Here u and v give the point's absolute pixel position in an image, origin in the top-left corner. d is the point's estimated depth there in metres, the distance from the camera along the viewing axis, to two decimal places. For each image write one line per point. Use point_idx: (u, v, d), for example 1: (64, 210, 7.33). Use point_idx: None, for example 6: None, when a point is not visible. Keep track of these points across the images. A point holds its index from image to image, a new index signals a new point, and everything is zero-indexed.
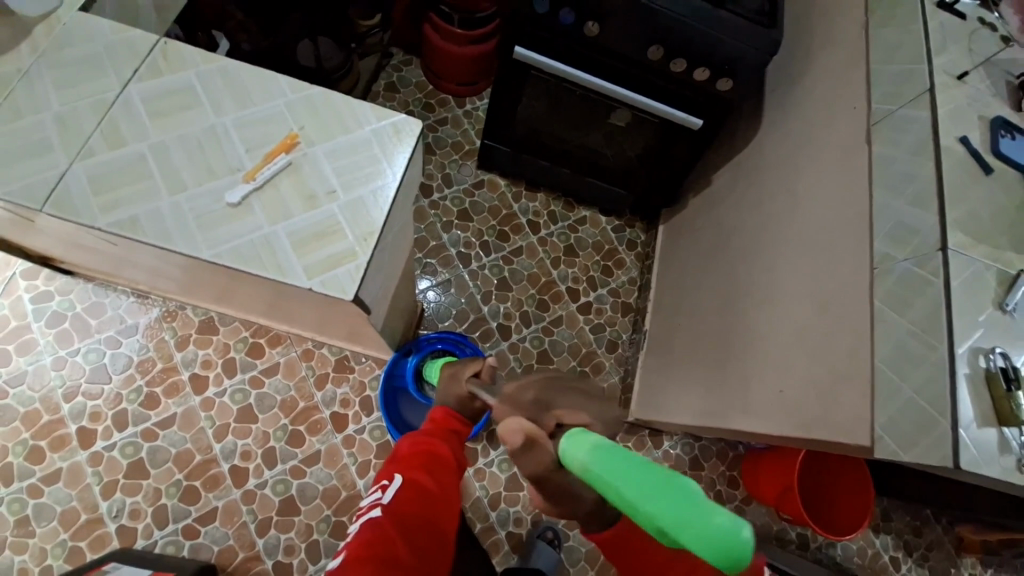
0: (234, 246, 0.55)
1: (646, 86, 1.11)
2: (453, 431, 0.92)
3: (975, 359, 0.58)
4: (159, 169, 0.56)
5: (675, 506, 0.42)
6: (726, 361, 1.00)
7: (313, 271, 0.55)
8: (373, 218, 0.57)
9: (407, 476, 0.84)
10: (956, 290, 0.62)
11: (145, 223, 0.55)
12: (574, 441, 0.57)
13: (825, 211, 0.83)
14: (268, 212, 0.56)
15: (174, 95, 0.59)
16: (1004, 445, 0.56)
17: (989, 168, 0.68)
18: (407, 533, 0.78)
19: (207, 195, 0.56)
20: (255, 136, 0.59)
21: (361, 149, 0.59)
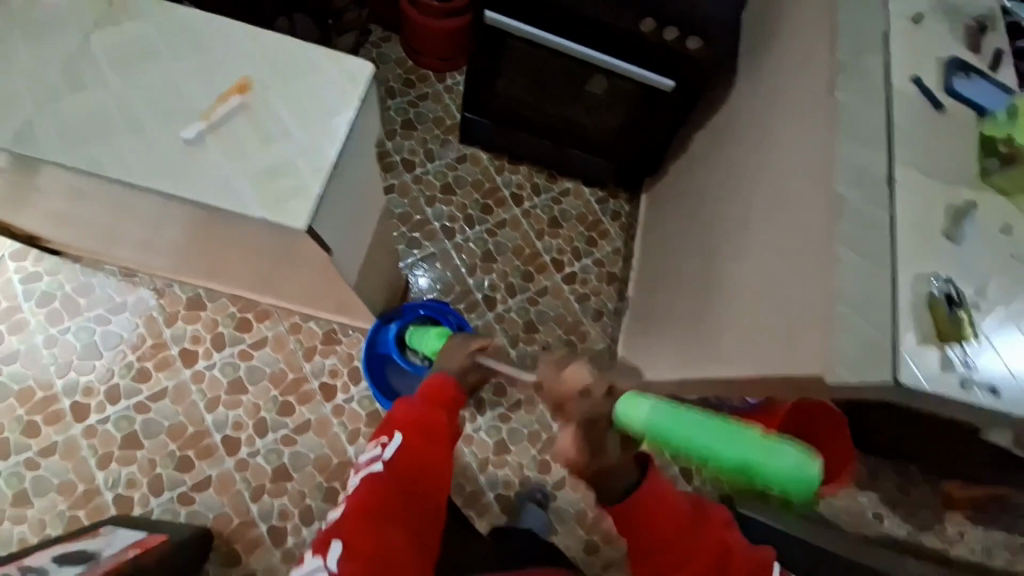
0: (191, 178, 0.58)
1: (617, 49, 1.11)
2: (453, 398, 0.89)
3: (919, 284, 0.61)
4: (122, 112, 0.60)
5: (759, 449, 0.70)
6: (701, 316, 1.02)
7: (265, 198, 0.58)
8: (325, 154, 0.60)
9: (405, 436, 0.81)
10: (902, 222, 0.63)
11: (108, 159, 0.59)
12: (632, 405, 0.78)
13: (789, 160, 0.84)
14: (223, 148, 0.60)
15: (135, 45, 0.63)
16: (945, 363, 0.59)
17: (942, 105, 0.69)
18: (404, 495, 0.75)
19: (165, 133, 0.60)
20: (214, 85, 0.62)
21: (314, 93, 0.63)
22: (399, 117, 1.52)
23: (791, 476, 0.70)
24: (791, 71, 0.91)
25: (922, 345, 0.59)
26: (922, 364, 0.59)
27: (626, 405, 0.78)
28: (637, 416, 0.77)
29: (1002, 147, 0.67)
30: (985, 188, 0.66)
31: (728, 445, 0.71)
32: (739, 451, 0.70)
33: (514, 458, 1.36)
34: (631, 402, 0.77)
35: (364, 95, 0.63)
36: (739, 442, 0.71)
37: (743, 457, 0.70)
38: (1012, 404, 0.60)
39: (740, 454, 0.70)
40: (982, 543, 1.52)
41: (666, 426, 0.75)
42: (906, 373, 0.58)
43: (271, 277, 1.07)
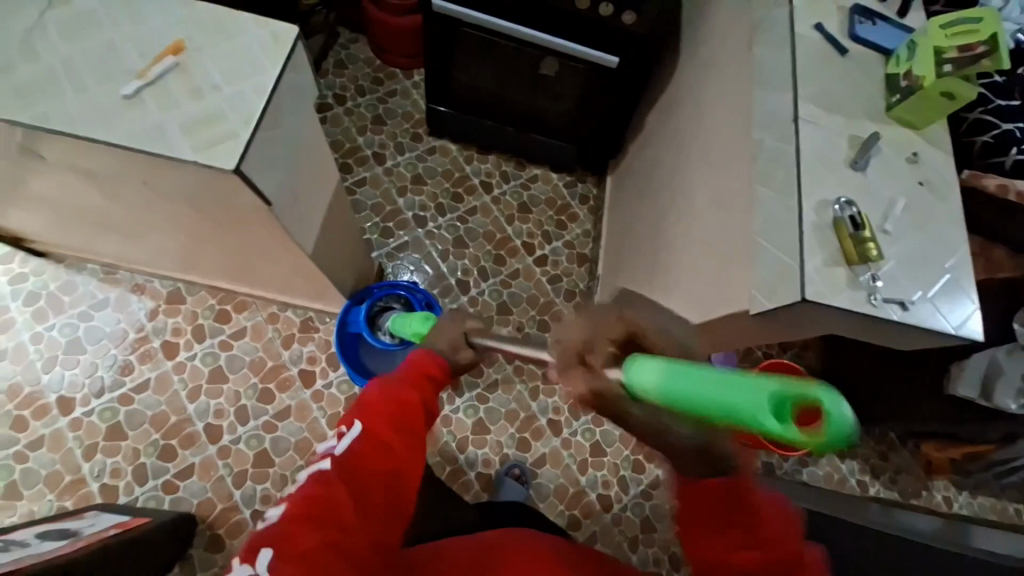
0: (129, 131, 0.61)
1: (564, 29, 1.18)
2: (433, 379, 0.71)
3: (822, 210, 0.66)
4: (66, 77, 0.63)
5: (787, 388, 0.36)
6: (655, 277, 1.06)
7: (199, 147, 0.61)
8: (253, 104, 0.63)
9: (368, 426, 0.65)
10: (806, 153, 0.68)
11: (52, 117, 0.62)
12: (640, 362, 0.45)
13: (720, 118, 0.89)
14: (159, 104, 0.62)
15: (79, 17, 0.66)
16: (851, 280, 0.63)
17: (845, 50, 0.74)
18: (359, 497, 0.61)
19: (106, 93, 0.63)
20: (153, 50, 0.65)
21: (243, 52, 0.66)
22: (369, 113, 1.58)
23: (819, 436, 0.36)
24: (721, 35, 0.97)
25: (828, 266, 0.63)
26: (828, 283, 0.63)
27: (631, 364, 0.45)
28: (645, 383, 0.43)
29: (903, 81, 0.69)
30: (886, 123, 0.71)
31: (721, 391, 0.38)
32: (745, 398, 0.37)
33: (493, 437, 1.38)
34: (634, 359, 0.45)
35: (290, 53, 0.66)
36: (740, 386, 0.37)
37: (729, 408, 0.38)
38: (918, 317, 0.64)
39: (737, 405, 0.37)
40: (967, 506, 1.52)
41: (672, 387, 0.41)
42: (813, 291, 0.62)
43: (244, 266, 1.11)
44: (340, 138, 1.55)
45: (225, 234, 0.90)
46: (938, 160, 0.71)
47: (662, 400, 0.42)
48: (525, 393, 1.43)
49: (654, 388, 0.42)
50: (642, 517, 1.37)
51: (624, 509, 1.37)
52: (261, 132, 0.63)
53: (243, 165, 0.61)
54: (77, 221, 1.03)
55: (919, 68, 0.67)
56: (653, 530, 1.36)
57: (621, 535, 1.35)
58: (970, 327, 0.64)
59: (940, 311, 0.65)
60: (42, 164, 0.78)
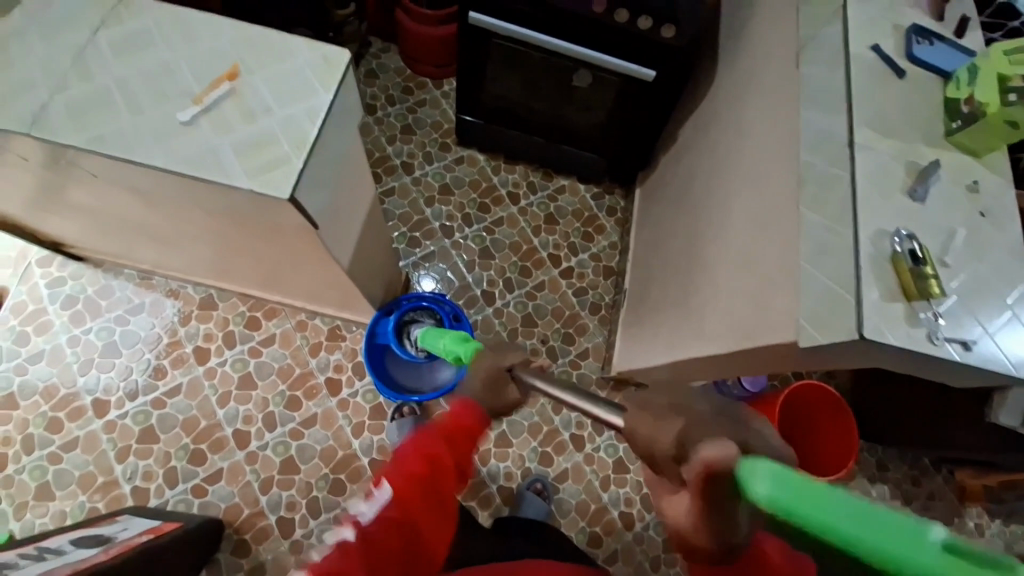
0: (186, 155, 0.62)
1: (602, 43, 1.17)
2: (469, 440, 0.70)
3: (881, 241, 0.63)
4: (122, 98, 0.64)
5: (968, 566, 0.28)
6: (688, 297, 1.04)
7: (253, 174, 0.61)
8: (305, 129, 0.64)
9: (397, 489, 0.66)
10: (863, 179, 0.65)
11: (109, 139, 0.63)
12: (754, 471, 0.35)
13: (764, 139, 0.87)
14: (215, 129, 0.63)
15: (135, 38, 0.67)
16: (911, 316, 0.60)
17: (903, 72, 0.71)
18: (380, 570, 0.64)
19: (162, 116, 0.63)
20: (205, 71, 0.66)
21: (294, 75, 0.66)
22: (399, 123, 1.59)
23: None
24: (764, 51, 0.95)
25: (887, 301, 0.60)
26: (886, 318, 0.60)
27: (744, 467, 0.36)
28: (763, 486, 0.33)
29: (965, 107, 0.67)
30: (946, 149, 0.68)
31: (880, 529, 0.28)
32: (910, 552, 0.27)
33: (516, 450, 1.37)
34: (749, 463, 0.36)
35: (340, 76, 0.66)
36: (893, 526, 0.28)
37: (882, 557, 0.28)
38: (979, 357, 0.61)
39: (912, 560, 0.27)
40: (1002, 535, 1.46)
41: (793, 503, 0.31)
42: (871, 328, 0.59)
43: (277, 276, 1.13)
44: (369, 147, 1.56)
45: (262, 246, 0.91)
46: (999, 188, 0.68)
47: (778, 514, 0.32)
48: (548, 406, 1.41)
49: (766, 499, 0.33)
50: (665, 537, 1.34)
51: (646, 527, 1.34)
52: (313, 158, 0.63)
53: (296, 193, 0.62)
54: (117, 229, 1.06)
55: (981, 94, 0.65)
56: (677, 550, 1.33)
57: (643, 554, 1.33)
58: None
59: (1003, 350, 0.62)
60: (90, 179, 0.79)
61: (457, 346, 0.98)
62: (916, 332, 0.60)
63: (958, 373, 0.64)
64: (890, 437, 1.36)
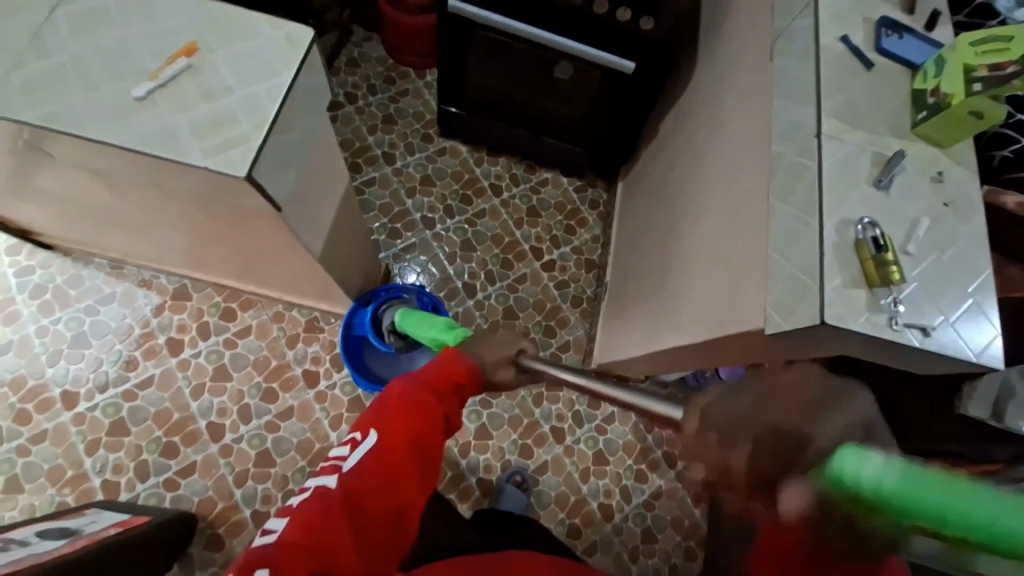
0: (140, 134, 0.60)
1: (581, 32, 1.16)
2: (452, 393, 0.74)
3: (844, 229, 0.63)
4: (76, 76, 0.62)
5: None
6: (664, 289, 1.04)
7: (209, 153, 0.60)
8: (266, 108, 0.62)
9: (381, 438, 0.68)
10: (829, 167, 0.66)
11: (61, 118, 0.60)
12: (857, 456, 0.34)
13: (738, 132, 0.88)
14: (171, 107, 0.61)
15: (91, 14, 0.65)
16: (872, 304, 0.61)
17: (871, 63, 0.72)
18: (360, 519, 0.63)
19: (117, 94, 0.62)
20: (163, 50, 0.64)
21: (258, 55, 0.65)
22: (380, 113, 1.57)
23: None
24: (741, 43, 0.95)
25: (849, 288, 0.61)
26: (848, 305, 0.60)
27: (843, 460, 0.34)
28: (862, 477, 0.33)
29: (931, 98, 0.68)
30: (913, 142, 0.69)
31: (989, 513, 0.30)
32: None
33: (496, 443, 1.37)
34: (845, 448, 0.35)
35: (304, 56, 0.65)
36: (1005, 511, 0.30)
37: (990, 535, 0.31)
38: (937, 343, 0.62)
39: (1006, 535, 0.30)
40: None
41: (928, 498, 0.31)
42: (834, 314, 0.60)
43: (252, 265, 1.11)
44: (349, 137, 1.54)
45: (233, 233, 0.89)
46: (963, 179, 0.69)
47: (890, 504, 0.32)
48: (529, 399, 1.41)
49: (887, 491, 0.32)
50: (643, 527, 1.35)
51: (625, 518, 1.35)
52: (273, 138, 0.62)
53: (254, 173, 0.60)
54: (84, 216, 1.03)
55: (947, 85, 0.66)
56: (655, 541, 1.34)
57: (622, 545, 1.33)
58: (989, 353, 0.63)
59: (962, 337, 0.63)
60: (52, 161, 0.77)
61: (445, 333, 0.97)
62: (878, 319, 0.61)
63: (920, 359, 0.65)
64: None
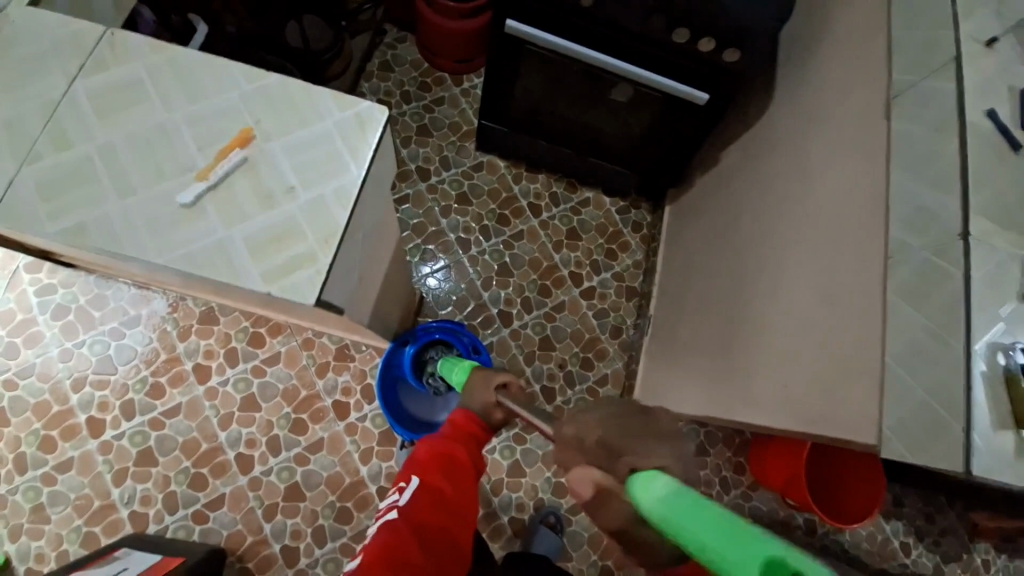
0: (186, 251, 0.52)
1: (651, 60, 1.04)
2: (472, 435, 0.85)
3: (993, 357, 0.55)
4: (108, 174, 0.54)
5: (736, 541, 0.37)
6: (732, 350, 0.96)
7: (270, 276, 0.52)
8: (335, 215, 0.54)
9: (424, 476, 0.79)
10: (977, 284, 0.57)
11: (92, 230, 0.52)
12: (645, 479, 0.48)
13: (834, 197, 0.78)
14: (222, 215, 0.53)
15: (124, 91, 0.56)
16: (1019, 449, 0.54)
17: (1019, 144, 0.62)
18: (424, 541, 0.75)
19: (157, 197, 0.53)
20: (211, 140, 0.55)
21: (320, 141, 0.56)
22: (414, 122, 1.46)
23: None
24: (842, 89, 0.83)
25: (1000, 428, 0.54)
26: (993, 451, 0.54)
27: (635, 479, 0.49)
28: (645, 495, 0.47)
29: None
30: None
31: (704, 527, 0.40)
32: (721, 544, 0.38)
33: (529, 480, 1.33)
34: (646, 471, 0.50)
35: (378, 144, 0.57)
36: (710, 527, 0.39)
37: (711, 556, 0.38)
38: None
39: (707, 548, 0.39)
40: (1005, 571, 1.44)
41: (667, 512, 0.44)
42: (979, 464, 0.53)
43: None
44: None
45: None
46: None
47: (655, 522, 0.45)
48: None
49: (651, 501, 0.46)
50: None
51: None
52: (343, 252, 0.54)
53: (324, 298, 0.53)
54: None
55: None
56: None
57: None
58: None
59: None
60: None
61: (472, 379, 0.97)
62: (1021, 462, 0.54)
63: None
64: (913, 480, 1.30)
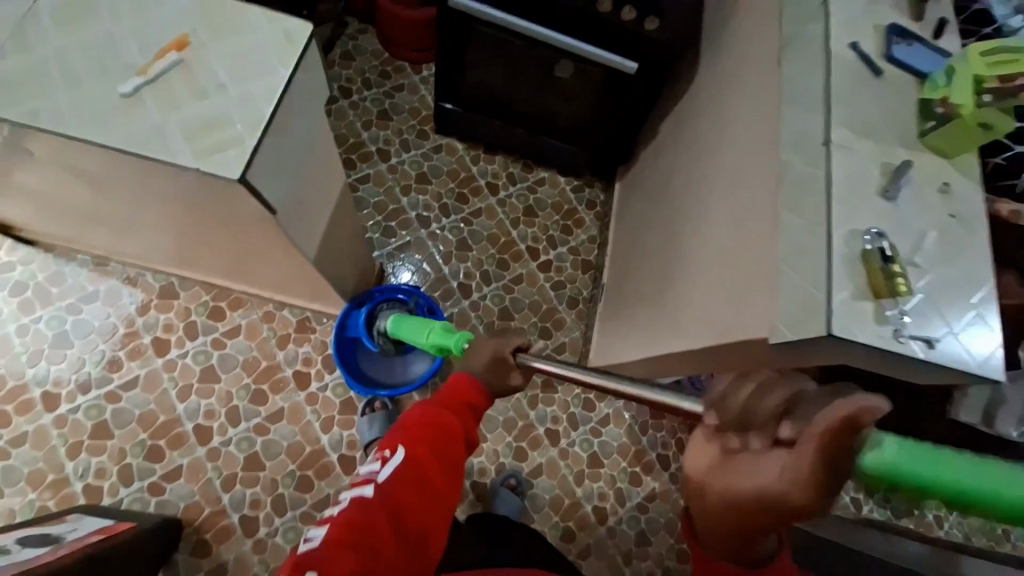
0: (127, 132, 0.60)
1: (583, 33, 1.15)
2: (470, 406, 0.79)
3: (852, 241, 0.64)
4: (60, 70, 0.62)
5: (1021, 495, 0.38)
6: (665, 295, 1.04)
7: (200, 154, 0.60)
8: (261, 108, 0.63)
9: (411, 452, 0.73)
10: (839, 179, 0.66)
11: (42, 114, 0.60)
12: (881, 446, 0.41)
13: (740, 139, 0.88)
14: (159, 105, 0.62)
15: (77, 6, 0.64)
16: (878, 315, 0.61)
17: (880, 72, 0.72)
18: (398, 522, 0.69)
19: (103, 89, 0.62)
20: (153, 46, 0.64)
21: (250, 50, 0.65)
22: (375, 107, 1.53)
23: None
24: (746, 48, 0.94)
25: (856, 299, 0.62)
26: (856, 317, 0.61)
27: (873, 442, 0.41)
28: (885, 461, 0.41)
29: (939, 109, 0.67)
30: (922, 153, 0.69)
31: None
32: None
33: (491, 446, 1.36)
34: (875, 434, 0.42)
35: (301, 52, 0.66)
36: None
37: (997, 505, 0.38)
38: (942, 356, 0.62)
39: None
40: (959, 526, 1.38)
41: (920, 471, 0.39)
42: (840, 326, 0.61)
43: (239, 264, 1.07)
44: (343, 132, 1.50)
45: (222, 233, 0.86)
46: (969, 192, 0.69)
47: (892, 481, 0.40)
48: (524, 401, 1.40)
49: (895, 473, 0.40)
50: (638, 530, 1.35)
51: (620, 522, 1.35)
52: (267, 139, 0.62)
53: (247, 175, 0.61)
54: (66, 214, 0.98)
55: (956, 96, 0.66)
56: (649, 544, 1.34)
57: (616, 548, 1.33)
58: (992, 366, 0.63)
59: (967, 351, 0.63)
60: (31, 159, 0.73)
61: (444, 338, 0.94)
62: (886, 330, 0.61)
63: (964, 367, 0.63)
64: None
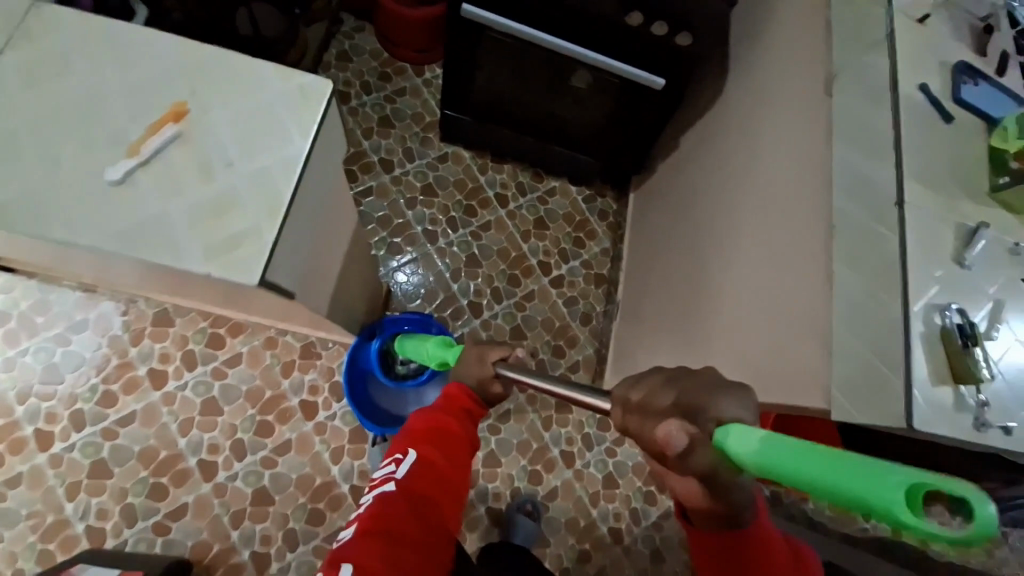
0: (121, 228, 0.57)
1: (607, 44, 1.07)
2: (466, 413, 0.76)
3: (928, 318, 0.61)
4: (44, 150, 0.59)
5: (861, 476, 0.31)
6: (693, 335, 0.95)
7: (210, 254, 0.58)
8: (279, 189, 0.61)
9: (422, 450, 0.70)
10: (911, 242, 0.63)
11: (19, 210, 0.56)
12: (733, 429, 0.39)
13: (778, 169, 0.81)
14: (160, 189, 0.59)
15: (50, 65, 0.62)
16: (958, 402, 0.59)
17: (949, 116, 0.67)
18: (423, 520, 0.65)
19: (93, 176, 0.58)
20: (148, 117, 0.61)
21: (258, 117, 0.63)
22: (375, 113, 1.44)
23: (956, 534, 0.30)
24: (779, 70, 0.88)
25: (937, 385, 0.59)
26: (935, 405, 0.58)
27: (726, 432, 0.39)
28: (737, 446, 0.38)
29: (1013, 163, 0.63)
30: (990, 207, 0.65)
31: (856, 478, 0.31)
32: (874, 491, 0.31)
33: (504, 470, 1.33)
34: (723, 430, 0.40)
35: (320, 116, 0.64)
36: (880, 475, 0.31)
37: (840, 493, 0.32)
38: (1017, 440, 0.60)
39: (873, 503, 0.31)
40: None
41: (768, 462, 0.36)
42: (920, 418, 0.57)
43: (236, 295, 1.01)
44: None
45: None
46: None
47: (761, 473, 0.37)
48: (538, 422, 1.38)
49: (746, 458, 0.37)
50: (652, 549, 1.34)
51: (634, 541, 1.34)
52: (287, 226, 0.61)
53: (266, 277, 0.58)
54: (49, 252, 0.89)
55: None
56: (664, 562, 1.34)
57: (631, 568, 1.33)
58: None
59: None
60: None
61: (442, 350, 0.93)
62: (965, 419, 0.59)
63: None
64: None
